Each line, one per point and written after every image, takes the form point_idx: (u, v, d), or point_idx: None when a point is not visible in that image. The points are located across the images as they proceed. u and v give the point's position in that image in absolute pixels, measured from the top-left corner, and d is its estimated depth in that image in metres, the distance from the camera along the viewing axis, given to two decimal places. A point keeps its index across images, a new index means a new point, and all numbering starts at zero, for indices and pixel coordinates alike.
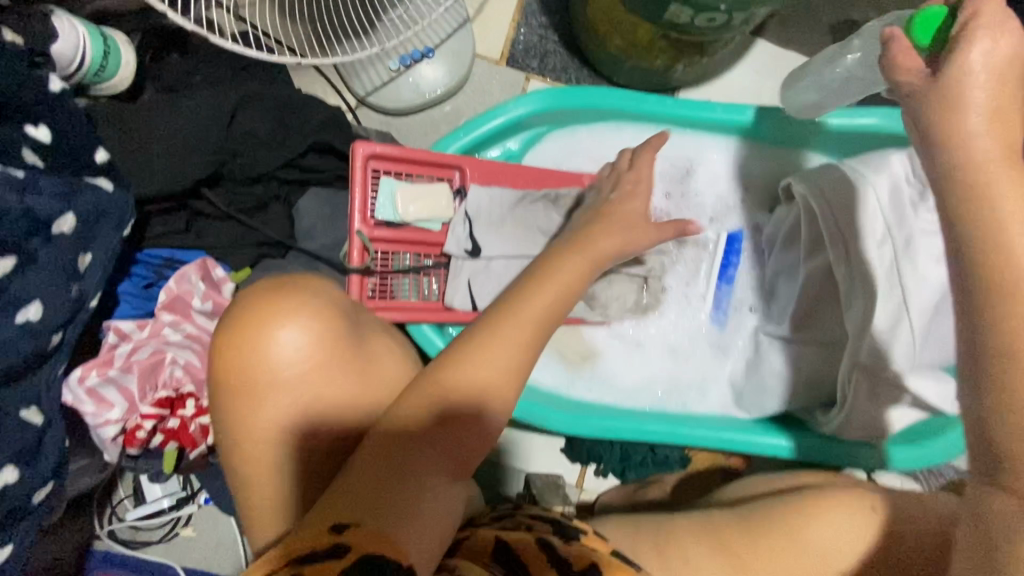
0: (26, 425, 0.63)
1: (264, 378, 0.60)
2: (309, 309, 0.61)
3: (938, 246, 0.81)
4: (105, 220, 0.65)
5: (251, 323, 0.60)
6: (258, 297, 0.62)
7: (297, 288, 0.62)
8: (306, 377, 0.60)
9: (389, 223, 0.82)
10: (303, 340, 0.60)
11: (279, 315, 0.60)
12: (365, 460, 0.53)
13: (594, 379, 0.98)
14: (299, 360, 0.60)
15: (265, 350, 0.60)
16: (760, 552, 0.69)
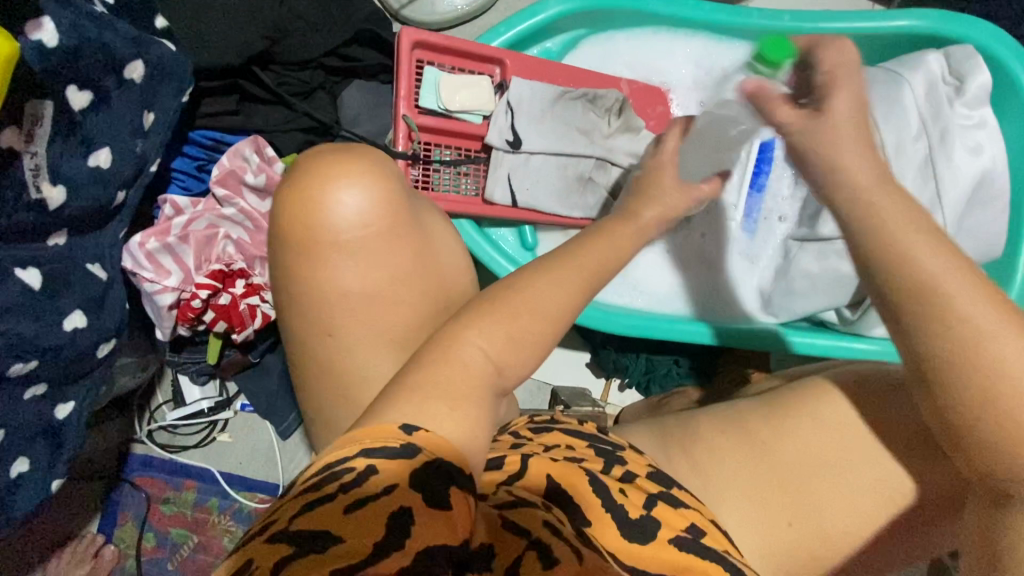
0: (92, 277, 0.65)
1: (331, 240, 0.52)
2: (375, 170, 0.54)
3: (970, 139, 0.84)
4: (167, 81, 0.65)
5: (316, 179, 0.52)
6: (324, 157, 0.54)
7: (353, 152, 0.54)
8: (373, 242, 0.53)
9: (432, 112, 0.83)
10: (360, 204, 0.52)
11: (345, 174, 0.53)
12: (460, 326, 0.49)
13: (626, 283, 1.00)
14: (358, 227, 0.53)
15: (330, 209, 0.52)
16: (786, 435, 0.63)
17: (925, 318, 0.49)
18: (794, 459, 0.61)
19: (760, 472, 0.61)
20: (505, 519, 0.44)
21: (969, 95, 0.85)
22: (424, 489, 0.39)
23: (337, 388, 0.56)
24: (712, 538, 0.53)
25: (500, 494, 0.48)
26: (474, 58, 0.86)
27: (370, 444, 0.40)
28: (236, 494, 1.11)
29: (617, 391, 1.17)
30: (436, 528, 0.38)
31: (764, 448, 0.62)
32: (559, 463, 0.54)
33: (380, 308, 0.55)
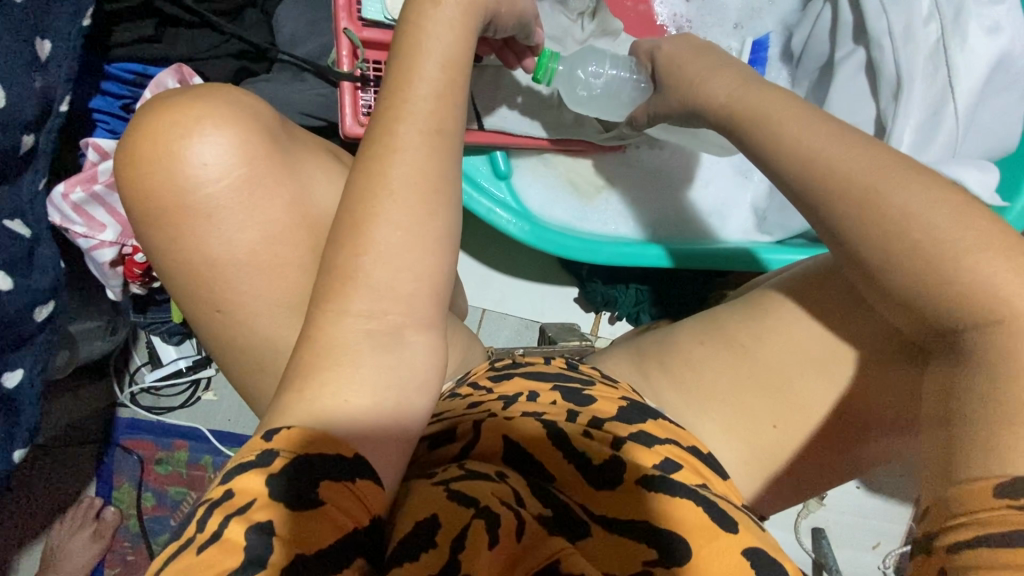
0: (13, 235, 0.59)
1: (199, 195, 0.47)
2: (216, 113, 0.47)
3: (988, 16, 0.74)
4: (58, 5, 0.59)
5: (164, 128, 0.46)
6: (162, 110, 0.47)
7: (200, 95, 0.48)
8: (231, 194, 0.48)
9: (379, 25, 0.73)
10: (216, 154, 0.46)
11: (188, 126, 0.46)
12: (368, 271, 0.44)
13: (609, 211, 0.93)
14: (219, 179, 0.47)
15: (184, 155, 0.46)
16: (766, 336, 0.57)
17: (929, 199, 0.43)
18: (778, 360, 0.56)
19: (748, 384, 0.57)
20: (449, 493, 0.42)
21: None
22: (283, 496, 0.36)
23: (282, 334, 0.50)
24: (687, 471, 0.51)
25: (449, 471, 0.46)
26: None
27: (232, 466, 0.39)
28: (229, 449, 1.10)
29: (608, 324, 1.13)
30: (316, 535, 0.35)
31: (747, 356, 0.58)
32: (515, 422, 0.52)
33: (289, 248, 0.49)
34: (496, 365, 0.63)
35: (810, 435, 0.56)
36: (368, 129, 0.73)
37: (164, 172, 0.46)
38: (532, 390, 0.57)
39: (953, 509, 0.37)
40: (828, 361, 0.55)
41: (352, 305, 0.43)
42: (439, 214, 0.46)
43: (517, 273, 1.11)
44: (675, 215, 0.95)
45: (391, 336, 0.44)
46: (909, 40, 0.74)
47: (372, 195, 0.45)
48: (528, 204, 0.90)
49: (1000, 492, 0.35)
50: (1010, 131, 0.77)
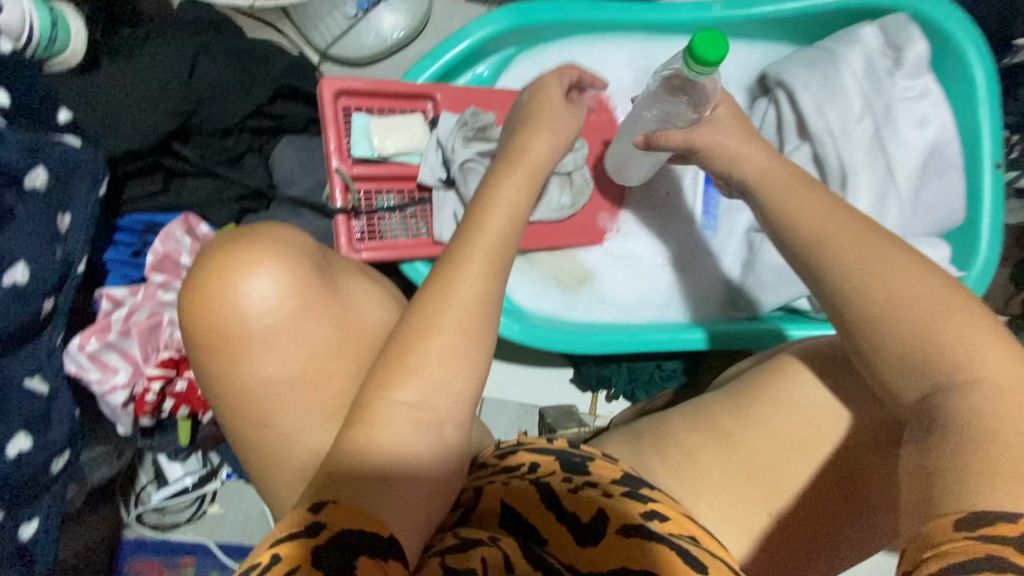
0: (32, 393, 0.63)
1: (272, 317, 0.52)
2: (275, 253, 0.53)
3: (917, 111, 0.82)
4: (79, 179, 0.64)
5: (220, 266, 0.52)
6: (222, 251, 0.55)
7: (258, 235, 0.54)
8: (285, 326, 0.52)
9: (368, 160, 0.81)
10: (276, 289, 0.52)
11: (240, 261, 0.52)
12: (390, 376, 0.47)
13: (593, 299, 0.98)
14: (275, 309, 0.52)
15: (237, 300, 0.51)
16: (754, 427, 0.60)
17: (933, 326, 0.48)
18: (776, 457, 0.59)
19: (763, 500, 0.59)
20: (443, 567, 0.43)
21: (907, 66, 0.82)
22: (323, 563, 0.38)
23: (293, 476, 0.54)
24: (676, 521, 0.51)
25: (443, 536, 0.48)
26: (402, 97, 0.84)
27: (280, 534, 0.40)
28: (236, 563, 1.08)
29: (605, 403, 1.15)
30: None
31: (758, 471, 0.59)
32: (512, 485, 0.54)
33: (319, 368, 0.54)
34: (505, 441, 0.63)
35: (808, 531, 0.58)
36: (364, 254, 0.79)
37: (210, 314, 0.52)
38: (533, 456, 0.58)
39: (927, 540, 0.38)
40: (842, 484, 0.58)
41: (398, 395, 0.47)
42: (464, 318, 0.49)
43: (513, 359, 1.14)
44: (660, 297, 0.99)
45: (433, 428, 0.48)
46: (846, 137, 0.82)
47: (418, 324, 0.49)
48: (518, 302, 0.95)
49: (958, 526, 0.38)
50: (952, 209, 0.84)
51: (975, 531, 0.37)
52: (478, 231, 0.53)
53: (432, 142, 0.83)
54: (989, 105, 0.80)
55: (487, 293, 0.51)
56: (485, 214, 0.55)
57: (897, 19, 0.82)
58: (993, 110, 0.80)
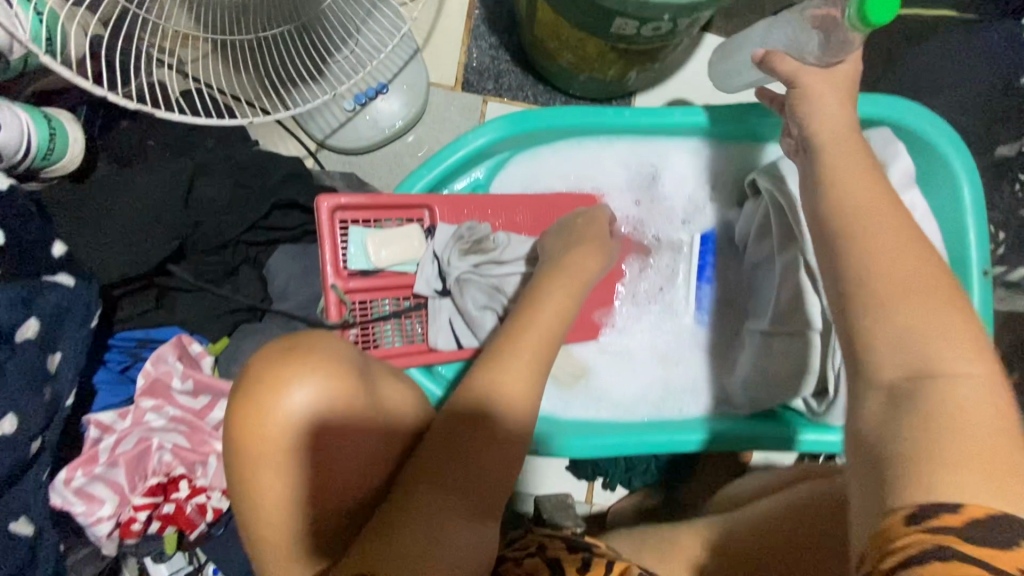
0: (16, 538, 0.60)
1: (311, 435, 0.54)
2: (321, 369, 0.54)
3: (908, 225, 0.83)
4: (71, 316, 0.63)
5: (268, 384, 0.53)
6: (263, 363, 0.55)
7: (303, 348, 0.56)
8: (329, 439, 0.54)
9: (364, 270, 0.81)
10: (315, 406, 0.54)
11: (292, 378, 0.53)
12: (444, 450, 0.55)
13: (588, 395, 0.97)
14: (315, 425, 0.53)
15: (279, 417, 0.53)
16: None
17: None
18: None
19: None
20: None
21: (895, 180, 0.83)
22: None
23: None
24: None
25: None
26: (398, 207, 0.85)
27: None
28: None
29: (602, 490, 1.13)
30: None
31: None
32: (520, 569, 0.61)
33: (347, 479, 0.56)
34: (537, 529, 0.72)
35: None
36: None
37: (256, 429, 0.53)
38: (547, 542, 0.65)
39: (885, 544, 0.39)
40: None
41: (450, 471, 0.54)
42: (505, 401, 0.60)
43: None
44: (656, 394, 0.98)
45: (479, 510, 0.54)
46: None
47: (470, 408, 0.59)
48: None
49: (911, 522, 0.39)
50: None
51: (933, 522, 0.38)
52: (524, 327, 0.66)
53: (431, 253, 0.84)
54: (976, 220, 0.86)
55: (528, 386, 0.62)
56: (529, 316, 0.68)
57: (883, 133, 0.86)
58: (979, 225, 0.86)
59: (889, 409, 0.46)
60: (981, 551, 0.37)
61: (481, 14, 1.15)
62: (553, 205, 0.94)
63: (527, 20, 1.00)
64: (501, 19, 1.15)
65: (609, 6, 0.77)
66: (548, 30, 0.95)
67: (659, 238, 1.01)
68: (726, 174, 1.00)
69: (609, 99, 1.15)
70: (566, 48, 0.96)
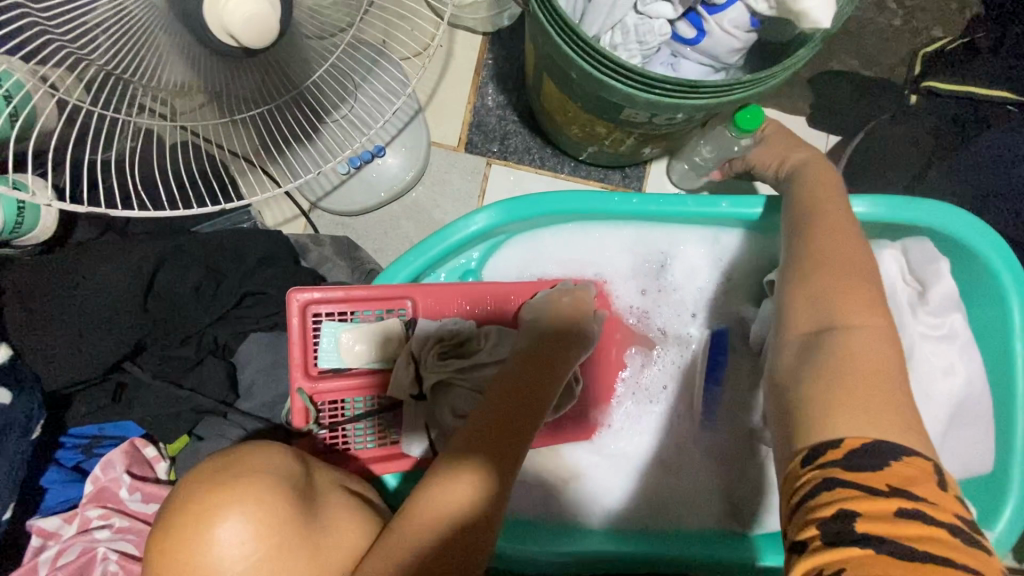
0: None
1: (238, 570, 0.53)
2: (252, 500, 0.54)
3: (941, 359, 0.73)
4: (10, 431, 0.59)
5: (193, 518, 0.53)
6: (193, 484, 0.55)
7: (241, 468, 0.57)
8: (259, 568, 0.54)
9: (336, 368, 0.76)
10: (248, 535, 0.53)
11: (223, 504, 0.54)
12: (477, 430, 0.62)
13: (578, 504, 0.88)
14: (247, 557, 0.53)
15: (206, 553, 0.52)
16: None
17: None
18: None
19: None
20: None
21: (931, 305, 0.74)
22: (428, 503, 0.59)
23: None
24: None
25: None
26: (378, 299, 0.78)
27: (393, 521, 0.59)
28: None
29: None
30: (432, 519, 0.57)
31: None
32: None
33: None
34: None
35: None
36: None
37: (182, 561, 0.52)
38: None
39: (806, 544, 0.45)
40: None
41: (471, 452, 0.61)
42: (532, 388, 0.66)
43: None
44: (652, 505, 0.89)
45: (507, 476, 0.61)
46: None
47: (509, 388, 0.66)
48: None
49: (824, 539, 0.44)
50: (979, 459, 0.74)
51: (818, 461, 0.48)
52: (546, 335, 0.73)
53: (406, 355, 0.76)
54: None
55: (548, 380, 0.68)
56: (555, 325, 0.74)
57: (926, 245, 0.76)
58: None
59: (803, 354, 0.57)
60: (855, 476, 0.46)
61: (489, 73, 1.08)
62: None
63: (534, 89, 0.93)
64: (510, 78, 1.09)
65: (617, 101, 0.71)
66: (555, 105, 0.88)
67: (665, 330, 0.92)
68: (744, 265, 0.91)
69: (622, 167, 1.07)
70: (573, 123, 0.89)
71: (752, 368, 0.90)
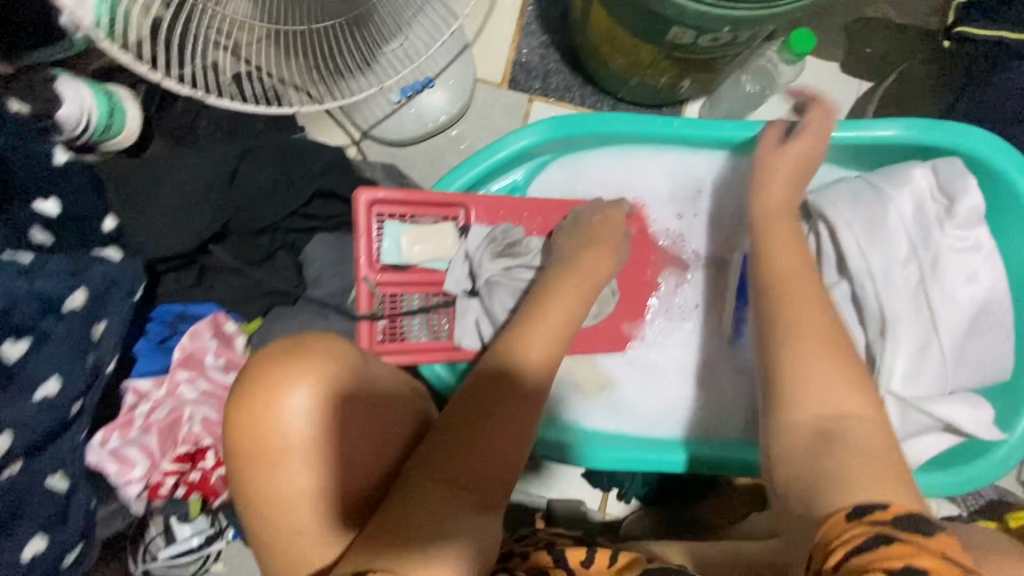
0: (52, 493, 0.64)
1: (308, 435, 0.55)
2: (322, 373, 0.57)
3: (965, 265, 0.78)
4: (116, 289, 0.65)
5: (268, 384, 0.55)
6: (264, 362, 0.57)
7: (308, 348, 0.58)
8: (321, 440, 0.56)
9: (396, 265, 0.82)
10: (314, 406, 0.56)
11: (293, 374, 0.55)
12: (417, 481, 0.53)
13: (612, 409, 0.94)
14: (311, 426, 0.55)
15: (278, 416, 0.55)
16: None
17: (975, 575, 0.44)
18: None
19: None
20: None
21: (959, 216, 0.79)
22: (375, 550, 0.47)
23: None
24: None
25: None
26: (435, 205, 0.85)
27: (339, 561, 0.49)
28: None
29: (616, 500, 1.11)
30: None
31: None
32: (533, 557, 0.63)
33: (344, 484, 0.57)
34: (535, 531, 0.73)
35: None
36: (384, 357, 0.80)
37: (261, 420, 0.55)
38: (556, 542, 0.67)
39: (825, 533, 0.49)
40: None
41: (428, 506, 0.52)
42: (467, 446, 0.57)
43: None
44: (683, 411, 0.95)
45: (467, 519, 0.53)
46: (888, 281, 0.79)
47: (455, 444, 0.57)
48: None
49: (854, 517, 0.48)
50: (998, 360, 0.79)
51: (867, 517, 0.48)
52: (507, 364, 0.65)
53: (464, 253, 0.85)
54: None
55: (507, 424, 0.61)
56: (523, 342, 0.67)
57: (954, 161, 0.80)
58: None
59: (816, 449, 0.58)
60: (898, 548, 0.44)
61: (534, 12, 1.13)
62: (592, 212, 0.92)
63: (581, 21, 0.98)
64: (554, 18, 1.13)
65: (666, 14, 0.75)
66: (602, 33, 0.93)
67: (699, 253, 0.97)
68: None
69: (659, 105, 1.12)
70: (618, 52, 0.94)
71: None
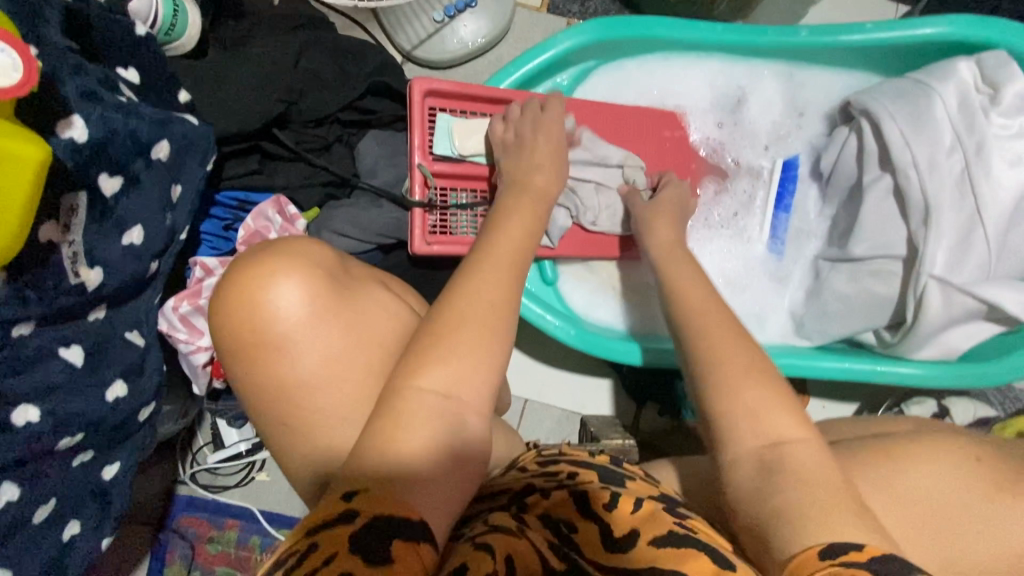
0: (131, 345, 0.67)
1: (288, 325, 0.56)
2: (304, 267, 0.58)
3: (1011, 151, 0.79)
4: (192, 153, 0.67)
5: (248, 277, 0.57)
6: (246, 260, 0.58)
7: (289, 248, 0.59)
8: (305, 331, 0.56)
9: (447, 157, 0.84)
10: (299, 297, 0.56)
11: (276, 268, 0.57)
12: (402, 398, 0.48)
13: (644, 313, 0.98)
14: (294, 315, 0.56)
15: (263, 307, 0.56)
16: (895, 469, 0.58)
17: None
18: (895, 494, 0.57)
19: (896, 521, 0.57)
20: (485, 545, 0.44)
21: (1004, 105, 0.80)
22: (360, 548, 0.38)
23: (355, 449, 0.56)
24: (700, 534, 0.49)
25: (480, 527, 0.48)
26: (484, 101, 0.87)
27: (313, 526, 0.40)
28: (278, 532, 1.13)
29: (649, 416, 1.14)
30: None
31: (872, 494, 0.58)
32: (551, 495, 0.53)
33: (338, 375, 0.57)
34: (543, 453, 0.62)
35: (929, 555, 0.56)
36: (435, 246, 0.82)
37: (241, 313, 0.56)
38: (572, 471, 0.56)
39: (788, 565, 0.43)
40: (922, 522, 0.56)
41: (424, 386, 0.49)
42: (440, 352, 0.51)
43: (552, 362, 1.14)
44: None
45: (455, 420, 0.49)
46: (935, 170, 0.80)
47: (422, 349, 0.51)
48: (572, 305, 0.97)
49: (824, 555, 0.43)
50: None
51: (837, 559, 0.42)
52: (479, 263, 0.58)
53: None
54: None
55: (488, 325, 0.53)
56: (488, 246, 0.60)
57: (999, 53, 0.81)
58: None
59: (758, 481, 0.51)
60: None
61: None
62: (636, 116, 0.94)
63: None
64: None
65: None
66: None
67: (740, 162, 0.99)
68: (818, 101, 0.98)
69: None
70: None
71: (818, 197, 0.98)
